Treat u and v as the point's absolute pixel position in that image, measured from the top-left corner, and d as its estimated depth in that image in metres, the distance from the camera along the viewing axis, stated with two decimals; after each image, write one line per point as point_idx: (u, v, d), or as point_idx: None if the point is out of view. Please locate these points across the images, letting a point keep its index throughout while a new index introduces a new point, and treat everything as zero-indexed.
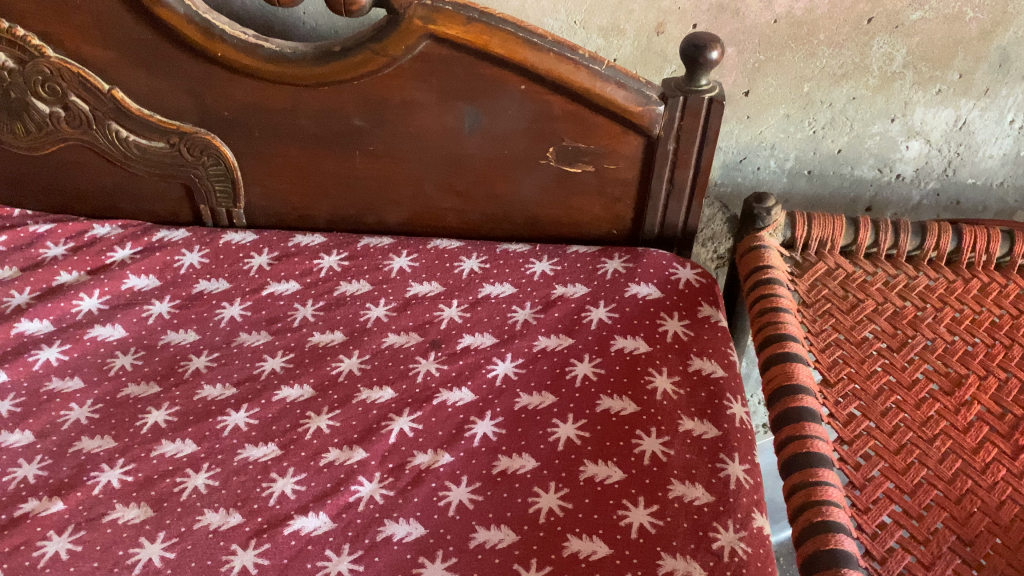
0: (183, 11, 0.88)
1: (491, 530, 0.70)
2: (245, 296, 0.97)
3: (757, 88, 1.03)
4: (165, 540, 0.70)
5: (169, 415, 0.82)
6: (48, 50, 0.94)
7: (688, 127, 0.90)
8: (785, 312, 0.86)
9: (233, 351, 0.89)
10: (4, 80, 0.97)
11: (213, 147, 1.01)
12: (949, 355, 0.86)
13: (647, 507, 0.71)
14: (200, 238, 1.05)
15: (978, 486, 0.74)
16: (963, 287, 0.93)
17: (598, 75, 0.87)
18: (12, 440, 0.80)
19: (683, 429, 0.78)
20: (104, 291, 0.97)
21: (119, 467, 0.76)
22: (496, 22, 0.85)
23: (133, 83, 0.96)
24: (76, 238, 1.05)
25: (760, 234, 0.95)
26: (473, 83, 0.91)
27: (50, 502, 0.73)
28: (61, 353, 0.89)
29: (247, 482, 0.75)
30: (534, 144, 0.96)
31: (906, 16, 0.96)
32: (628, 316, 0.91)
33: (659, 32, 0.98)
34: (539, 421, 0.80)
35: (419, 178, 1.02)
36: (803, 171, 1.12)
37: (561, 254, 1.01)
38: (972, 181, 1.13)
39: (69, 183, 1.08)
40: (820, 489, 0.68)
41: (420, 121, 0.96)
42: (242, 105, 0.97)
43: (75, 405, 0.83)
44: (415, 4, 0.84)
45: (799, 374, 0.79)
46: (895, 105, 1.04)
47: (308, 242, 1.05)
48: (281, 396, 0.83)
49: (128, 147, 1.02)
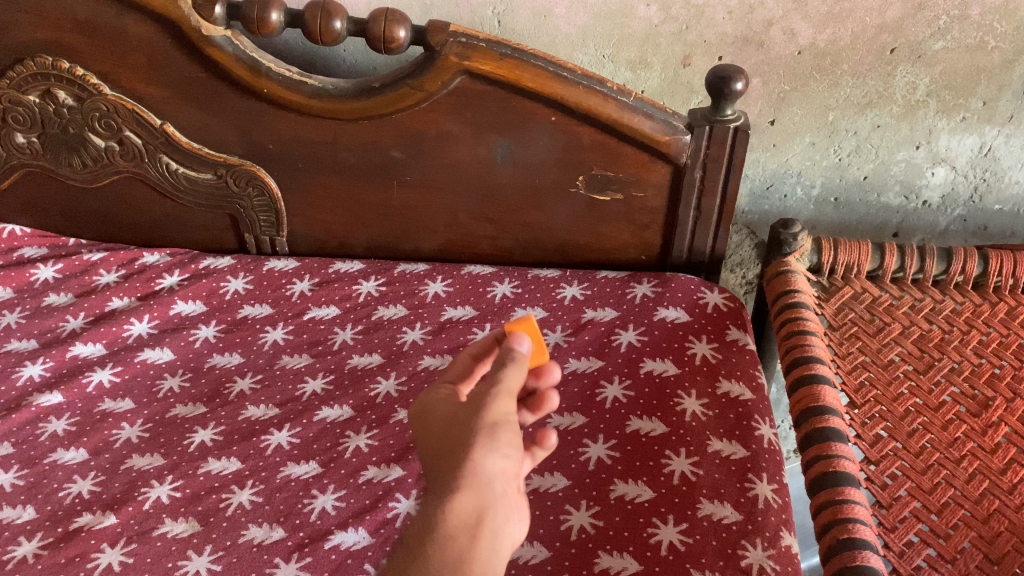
0: (232, 50, 0.93)
1: (525, 546, 0.72)
2: (288, 321, 1.01)
3: (782, 118, 1.06)
4: (211, 553, 0.73)
5: (215, 435, 0.85)
6: (105, 88, 1.00)
7: (715, 155, 0.92)
8: (811, 335, 0.88)
9: (276, 373, 0.93)
10: (62, 116, 1.03)
11: (258, 178, 1.06)
12: (976, 377, 0.87)
13: (676, 525, 0.72)
14: (245, 266, 1.10)
15: (1006, 506, 0.75)
16: (989, 312, 0.94)
17: (626, 107, 0.90)
18: (69, 457, 0.84)
19: (711, 450, 0.79)
20: (153, 316, 1.02)
21: (169, 483, 0.80)
22: (527, 58, 0.89)
23: (184, 119, 1.01)
24: (127, 266, 1.10)
25: (786, 259, 0.97)
26: (506, 116, 0.94)
27: (104, 516, 0.76)
28: (114, 375, 0.94)
29: (290, 498, 0.78)
30: (564, 173, 0.99)
31: (928, 46, 0.98)
32: (657, 339, 0.93)
33: (685, 64, 1.02)
34: (570, 441, 0.82)
35: (453, 208, 1.06)
36: (829, 198, 1.14)
37: (591, 279, 1.04)
38: (999, 208, 1.14)
39: (121, 213, 1.14)
40: (846, 508, 0.70)
41: (455, 152, 0.99)
42: (286, 139, 1.02)
43: (126, 425, 0.87)
44: (451, 42, 0.88)
45: (825, 396, 0.80)
46: (920, 132, 1.06)
47: (348, 268, 1.09)
48: (322, 416, 0.87)
49: (178, 179, 1.07)
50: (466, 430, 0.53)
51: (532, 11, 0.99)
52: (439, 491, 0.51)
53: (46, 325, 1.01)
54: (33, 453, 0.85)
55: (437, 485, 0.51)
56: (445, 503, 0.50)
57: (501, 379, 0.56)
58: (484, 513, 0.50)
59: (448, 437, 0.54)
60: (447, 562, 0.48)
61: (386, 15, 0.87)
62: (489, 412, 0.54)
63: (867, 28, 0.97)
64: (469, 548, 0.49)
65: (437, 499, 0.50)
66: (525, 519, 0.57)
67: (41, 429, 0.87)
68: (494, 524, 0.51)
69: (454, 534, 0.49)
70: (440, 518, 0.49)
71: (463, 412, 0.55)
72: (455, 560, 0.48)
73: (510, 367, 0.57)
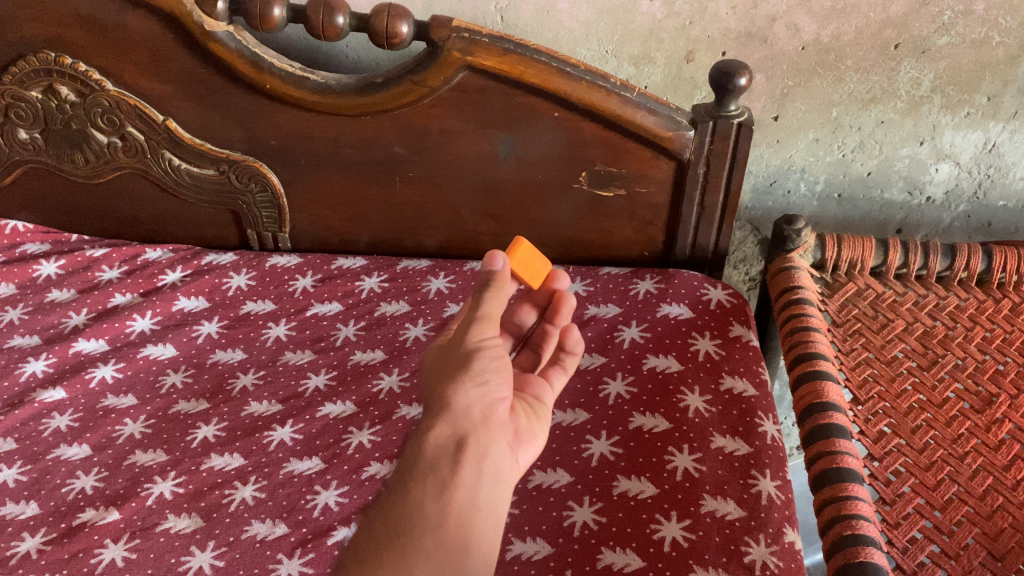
0: (234, 46, 0.93)
1: (528, 542, 0.72)
2: (290, 317, 1.01)
3: (786, 113, 1.06)
4: (215, 549, 0.73)
5: (218, 431, 0.85)
6: (107, 84, 0.99)
7: (718, 151, 0.92)
8: (815, 331, 0.88)
9: (279, 369, 0.93)
10: (65, 112, 1.03)
11: (260, 174, 1.06)
12: (979, 373, 0.87)
13: (680, 521, 0.72)
14: (248, 262, 1.10)
15: (1009, 502, 0.75)
16: (993, 308, 0.94)
17: (629, 102, 0.90)
18: (71, 453, 0.84)
19: (715, 446, 0.79)
20: (156, 312, 1.02)
21: (171, 479, 0.80)
22: (530, 53, 0.88)
23: (186, 115, 1.01)
24: (129, 262, 1.10)
25: (790, 255, 0.97)
26: (509, 112, 0.94)
27: (107, 512, 0.76)
28: (116, 371, 0.94)
29: (292, 494, 0.78)
30: (567, 169, 0.99)
31: (932, 42, 0.98)
32: (660, 336, 0.93)
33: (689, 60, 1.01)
34: (573, 437, 0.82)
35: (456, 204, 1.06)
36: (833, 194, 1.14)
37: (594, 276, 1.04)
38: (1003, 204, 1.13)
39: (123, 210, 1.14)
40: (849, 504, 0.70)
41: (458, 147, 0.99)
42: (288, 134, 1.01)
43: (129, 421, 0.87)
44: (454, 37, 0.88)
45: (829, 393, 0.80)
46: (924, 128, 1.06)
47: (350, 265, 1.09)
48: (324, 412, 0.87)
49: (180, 175, 1.07)
50: (446, 365, 0.61)
51: (535, 6, 0.99)
52: (423, 424, 0.58)
53: (49, 321, 1.01)
54: (36, 449, 0.85)
55: (424, 420, 0.59)
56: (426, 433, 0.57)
57: (481, 308, 0.63)
58: (464, 436, 0.57)
59: (433, 374, 0.61)
60: (430, 487, 0.55)
61: (388, 10, 0.86)
62: (466, 343, 0.61)
63: (871, 23, 0.96)
64: (451, 470, 0.56)
65: (421, 432, 0.58)
66: (533, 443, 0.64)
67: (44, 425, 0.87)
68: (477, 446, 0.57)
69: (435, 461, 0.56)
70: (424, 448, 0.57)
71: (446, 347, 0.63)
72: (438, 484, 0.55)
73: (486, 292, 0.63)
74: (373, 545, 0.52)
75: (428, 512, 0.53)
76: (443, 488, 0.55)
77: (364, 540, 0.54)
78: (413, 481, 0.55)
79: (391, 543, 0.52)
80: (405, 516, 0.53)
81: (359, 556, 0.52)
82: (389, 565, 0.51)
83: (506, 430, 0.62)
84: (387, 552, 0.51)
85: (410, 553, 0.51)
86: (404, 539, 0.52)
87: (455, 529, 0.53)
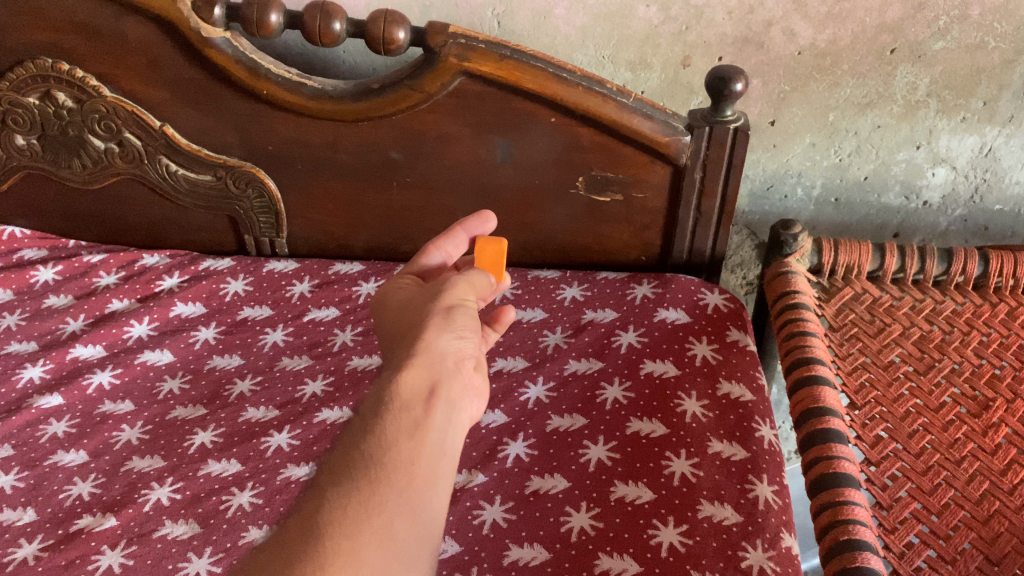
0: (231, 52, 0.93)
1: (525, 548, 0.72)
2: (287, 323, 1.01)
3: (782, 118, 1.06)
4: (212, 555, 0.73)
5: (215, 437, 0.85)
6: (104, 90, 1.00)
7: (715, 156, 0.92)
8: (811, 335, 0.88)
9: (276, 375, 0.93)
10: (62, 118, 1.03)
11: (257, 179, 1.06)
12: (976, 377, 0.87)
13: (677, 527, 0.72)
14: (244, 267, 1.10)
15: (1006, 507, 0.75)
16: (990, 312, 0.94)
17: (626, 107, 0.90)
18: (69, 459, 0.84)
19: (712, 451, 0.79)
20: (153, 317, 1.02)
21: (169, 485, 0.80)
22: (527, 59, 0.89)
23: (184, 121, 1.01)
24: (127, 268, 1.10)
25: (787, 260, 0.97)
26: (507, 117, 0.94)
27: (104, 518, 0.76)
28: (113, 377, 0.94)
29: (290, 500, 0.78)
30: (564, 174, 0.99)
31: (929, 46, 0.98)
32: (657, 340, 0.93)
33: (685, 65, 1.01)
34: (570, 443, 0.82)
35: (453, 210, 1.06)
36: (830, 199, 1.14)
37: (591, 280, 1.05)
38: (999, 208, 1.13)
39: (120, 216, 1.14)
40: (846, 509, 0.70)
41: (455, 153, 0.99)
42: (285, 140, 1.01)
43: (126, 427, 0.87)
44: (451, 43, 0.88)
45: (826, 398, 0.80)
46: (920, 132, 1.06)
47: (348, 270, 1.09)
48: (321, 418, 0.86)
49: (177, 180, 1.07)
50: (421, 317, 0.58)
51: (532, 12, 0.99)
52: (395, 366, 0.53)
53: (46, 327, 1.01)
54: (34, 455, 0.85)
55: (394, 363, 0.54)
56: (399, 373, 0.52)
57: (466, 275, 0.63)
58: (438, 382, 0.52)
59: (404, 326, 0.58)
60: (404, 424, 0.49)
61: (385, 17, 0.86)
62: (445, 298, 0.60)
63: (867, 28, 0.97)
64: (424, 412, 0.50)
65: (391, 372, 0.52)
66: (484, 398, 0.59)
67: (41, 431, 0.87)
68: (450, 393, 0.52)
69: (410, 401, 0.50)
70: (396, 387, 0.51)
71: (419, 304, 0.60)
72: (409, 424, 0.49)
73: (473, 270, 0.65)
74: (335, 481, 0.45)
75: (398, 452, 0.47)
76: (416, 431, 0.49)
77: (320, 477, 0.46)
78: (383, 419, 0.49)
79: (358, 478, 0.45)
80: (372, 453, 0.47)
81: (318, 491, 0.45)
82: (356, 503, 0.44)
83: (472, 387, 0.57)
84: (354, 488, 0.45)
85: (379, 491, 0.45)
86: (371, 477, 0.46)
87: (425, 475, 0.47)
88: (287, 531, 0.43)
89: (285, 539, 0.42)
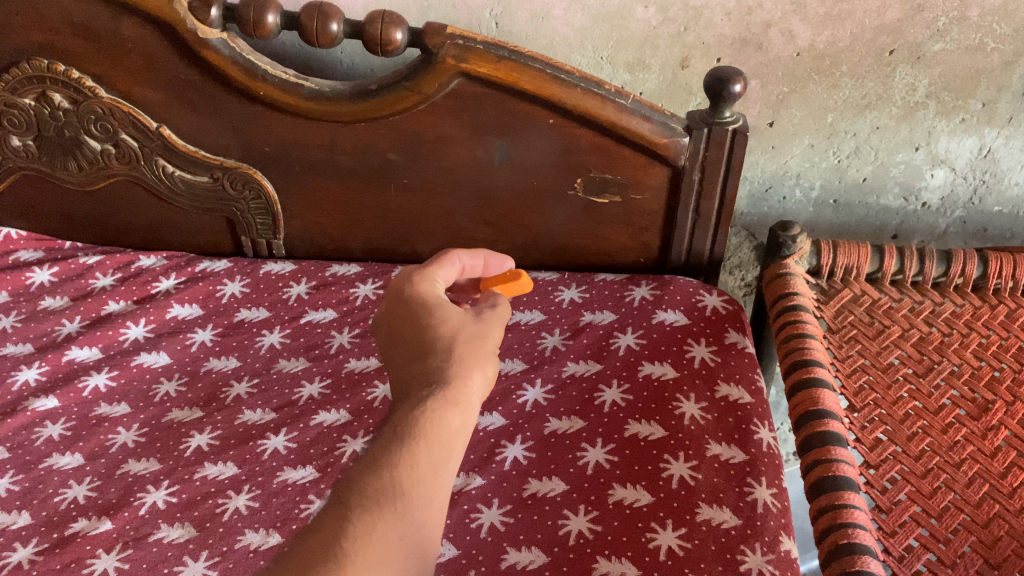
0: (228, 53, 0.92)
1: (523, 551, 0.72)
2: (284, 324, 1.00)
3: (781, 120, 1.06)
4: (208, 559, 0.72)
5: (212, 439, 0.85)
6: (100, 91, 0.99)
7: (713, 157, 0.92)
8: (810, 338, 0.88)
9: (273, 377, 0.93)
10: (58, 119, 1.02)
11: (254, 181, 1.05)
12: (975, 380, 0.86)
13: (675, 530, 0.72)
14: (241, 269, 1.10)
15: (1006, 510, 0.74)
16: (989, 314, 0.94)
17: (624, 109, 0.90)
18: (64, 462, 0.84)
19: (710, 454, 0.79)
20: (150, 319, 1.01)
21: (164, 488, 0.79)
22: (525, 60, 0.88)
23: (180, 122, 1.01)
24: (123, 269, 1.10)
25: (786, 262, 0.96)
26: (505, 118, 0.94)
27: (99, 521, 0.76)
28: (109, 380, 0.93)
29: (286, 503, 0.77)
30: (562, 176, 0.99)
31: (927, 47, 0.98)
32: (656, 342, 0.93)
33: (683, 66, 1.01)
34: (568, 445, 0.82)
35: (451, 211, 1.05)
36: (829, 201, 1.14)
37: (589, 282, 1.04)
38: (999, 210, 1.13)
39: (117, 217, 1.13)
40: (845, 512, 0.69)
41: (452, 154, 0.99)
42: (282, 141, 1.01)
43: (122, 429, 0.87)
44: (448, 44, 0.87)
45: (825, 400, 0.80)
46: (920, 133, 1.06)
47: (345, 272, 1.09)
48: (318, 420, 0.86)
49: (174, 182, 1.07)
50: (453, 346, 0.57)
51: (530, 13, 0.99)
52: (428, 395, 0.52)
53: (42, 329, 1.00)
54: (29, 458, 0.84)
55: (428, 389, 0.53)
56: (434, 406, 0.51)
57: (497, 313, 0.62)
58: (463, 424, 0.52)
59: (434, 346, 0.57)
60: (432, 461, 0.48)
61: (383, 17, 0.86)
62: (478, 332, 0.59)
63: (866, 29, 0.96)
64: (448, 453, 0.50)
65: (427, 401, 0.51)
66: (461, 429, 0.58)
67: (36, 434, 0.87)
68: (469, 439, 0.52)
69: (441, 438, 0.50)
70: (429, 420, 0.50)
71: (452, 325, 0.59)
72: (435, 463, 0.48)
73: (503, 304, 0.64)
74: (361, 504, 0.44)
75: (423, 491, 0.47)
76: (439, 471, 0.48)
77: (344, 494, 0.45)
78: (414, 449, 0.48)
79: (384, 505, 0.44)
80: (402, 485, 0.46)
81: (343, 512, 0.43)
82: (381, 533, 0.43)
83: None
84: (380, 517, 0.44)
85: (404, 528, 0.44)
86: (397, 509, 0.44)
87: (435, 519, 0.47)
88: (309, 547, 0.41)
89: (307, 557, 0.40)
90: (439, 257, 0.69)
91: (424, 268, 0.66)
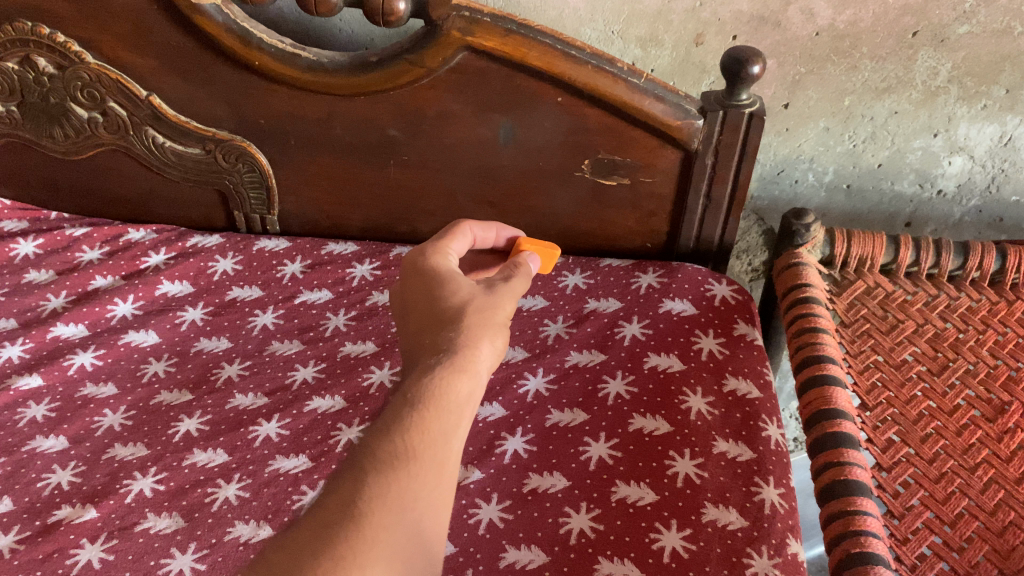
0: (222, 20, 0.88)
1: (522, 550, 0.69)
2: (278, 305, 0.97)
3: (797, 101, 1.02)
4: (196, 551, 0.69)
5: (201, 424, 0.82)
6: (87, 56, 0.94)
7: (728, 141, 0.88)
8: (823, 332, 0.85)
9: (266, 360, 0.89)
10: (43, 85, 0.98)
11: (248, 154, 1.01)
12: (991, 380, 0.84)
13: (680, 531, 0.70)
14: (234, 245, 1.06)
15: (1021, 518, 0.72)
16: (1006, 310, 0.91)
17: (637, 88, 0.86)
18: (48, 445, 0.81)
19: (717, 451, 0.77)
20: (138, 296, 0.98)
21: (152, 475, 0.77)
22: (534, 34, 0.84)
23: (171, 91, 0.97)
24: (111, 243, 1.06)
25: (799, 251, 0.93)
26: (510, 96, 0.90)
27: (84, 509, 0.73)
28: (96, 358, 0.90)
29: (277, 494, 0.74)
30: (569, 157, 0.95)
31: (952, 30, 0.93)
32: (662, 333, 0.90)
33: (698, 43, 0.97)
34: (570, 439, 0.79)
35: (453, 190, 1.02)
36: (842, 185, 1.10)
37: (594, 267, 1.01)
38: (1016, 199, 1.10)
39: (105, 188, 1.09)
40: (858, 519, 0.67)
41: (454, 131, 0.95)
42: (277, 113, 0.97)
43: (109, 411, 0.84)
44: (453, 15, 0.83)
45: (837, 399, 0.77)
46: (939, 119, 1.02)
47: (342, 250, 1.05)
48: (313, 407, 0.83)
49: (164, 153, 1.03)
50: (463, 315, 0.54)
51: None
52: (436, 362, 0.49)
53: (26, 304, 0.97)
54: (11, 441, 0.81)
55: (438, 356, 0.50)
56: (443, 372, 0.48)
57: (510, 284, 0.59)
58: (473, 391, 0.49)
59: (444, 314, 0.54)
60: (442, 426, 0.46)
61: None
62: (491, 303, 0.56)
63: (889, 9, 0.92)
64: (457, 420, 0.47)
65: (436, 366, 0.49)
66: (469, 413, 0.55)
67: (20, 414, 0.84)
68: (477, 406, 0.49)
69: (451, 406, 0.47)
70: (438, 386, 0.47)
71: (465, 295, 0.56)
72: (448, 429, 0.46)
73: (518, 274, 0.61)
74: (374, 467, 0.42)
75: (436, 455, 0.44)
76: (451, 436, 0.46)
77: (356, 459, 0.42)
78: (424, 415, 0.45)
79: (397, 468, 0.42)
80: (414, 450, 0.43)
81: (356, 475, 0.41)
82: (396, 496, 0.41)
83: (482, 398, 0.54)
84: (393, 479, 0.41)
85: (417, 491, 0.41)
86: (409, 472, 0.42)
87: (449, 482, 0.44)
88: (324, 510, 0.39)
89: (324, 519, 0.38)
90: (451, 228, 0.68)
91: (437, 240, 0.65)
